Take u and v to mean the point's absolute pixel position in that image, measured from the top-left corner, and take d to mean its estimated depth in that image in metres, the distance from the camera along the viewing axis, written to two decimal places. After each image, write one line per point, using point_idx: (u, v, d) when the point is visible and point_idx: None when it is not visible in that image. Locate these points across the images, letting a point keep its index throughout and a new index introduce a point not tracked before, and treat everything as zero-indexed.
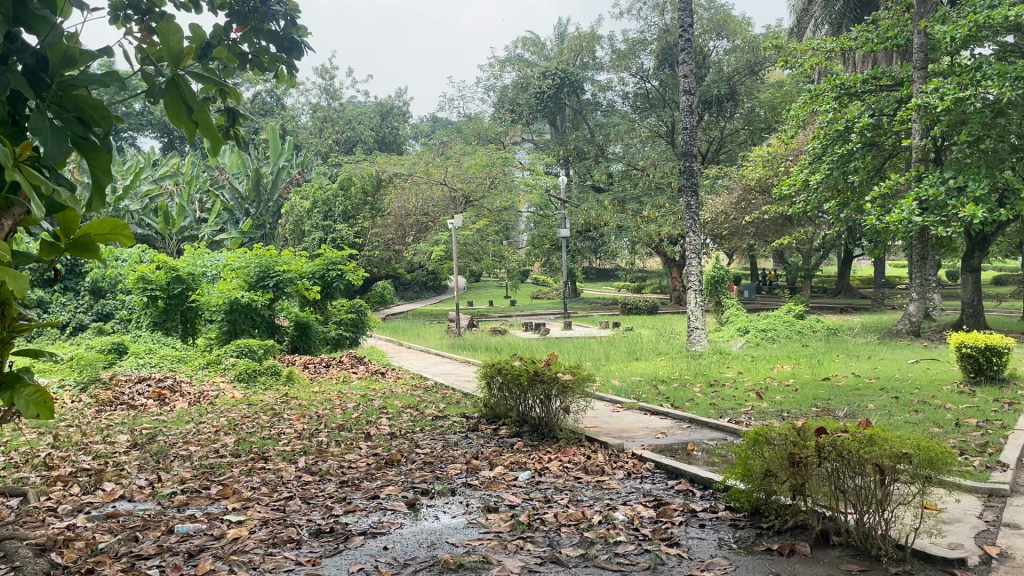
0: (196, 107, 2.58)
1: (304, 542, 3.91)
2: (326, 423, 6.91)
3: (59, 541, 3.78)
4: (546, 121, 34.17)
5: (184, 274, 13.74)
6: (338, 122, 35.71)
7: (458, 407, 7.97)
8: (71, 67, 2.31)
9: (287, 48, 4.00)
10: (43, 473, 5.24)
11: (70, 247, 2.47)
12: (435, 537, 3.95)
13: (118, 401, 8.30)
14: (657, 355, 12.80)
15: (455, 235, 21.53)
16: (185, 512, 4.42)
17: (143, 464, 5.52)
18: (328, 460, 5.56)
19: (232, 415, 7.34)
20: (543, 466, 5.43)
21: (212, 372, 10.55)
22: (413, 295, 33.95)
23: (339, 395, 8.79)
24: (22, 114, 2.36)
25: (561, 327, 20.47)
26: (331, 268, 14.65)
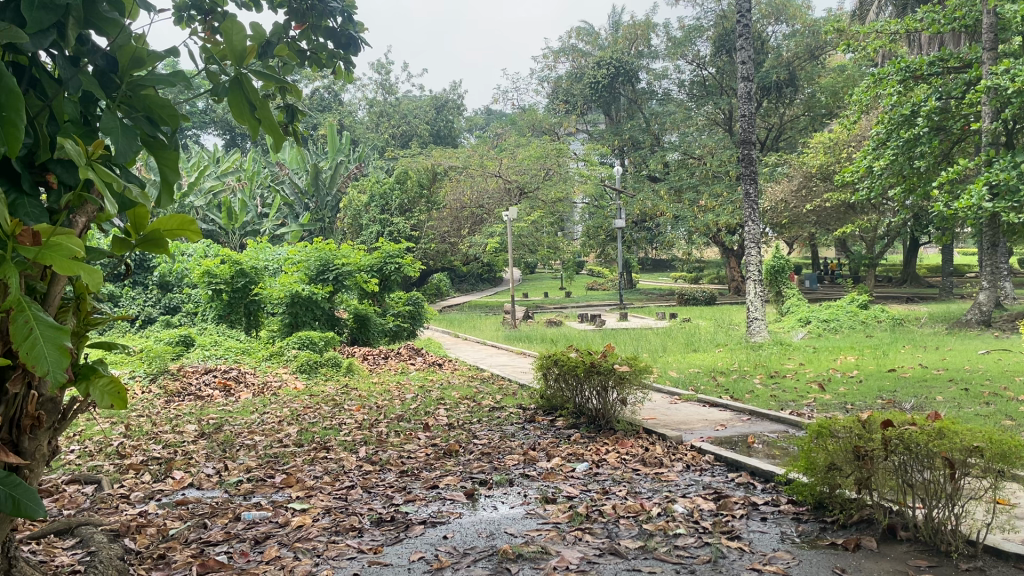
0: (259, 104, 2.70)
1: (366, 530, 3.98)
2: (385, 414, 7.01)
3: (132, 527, 3.93)
4: (601, 111, 33.95)
5: (247, 268, 14.05)
6: (394, 117, 36.11)
7: (514, 398, 8.00)
8: (140, 68, 2.41)
9: (344, 43, 4.04)
10: (116, 462, 5.44)
11: (140, 242, 2.56)
12: (494, 527, 3.98)
13: (186, 391, 8.56)
14: (716, 346, 12.64)
15: (510, 227, 21.53)
16: (251, 500, 4.54)
17: (210, 453, 5.68)
18: (388, 450, 5.64)
19: (295, 406, 7.50)
20: (600, 458, 5.41)
21: (274, 363, 10.79)
22: (468, 287, 34.12)
23: (397, 385, 8.92)
24: (93, 114, 2.43)
25: (617, 319, 20.35)
26: (389, 261, 14.82)
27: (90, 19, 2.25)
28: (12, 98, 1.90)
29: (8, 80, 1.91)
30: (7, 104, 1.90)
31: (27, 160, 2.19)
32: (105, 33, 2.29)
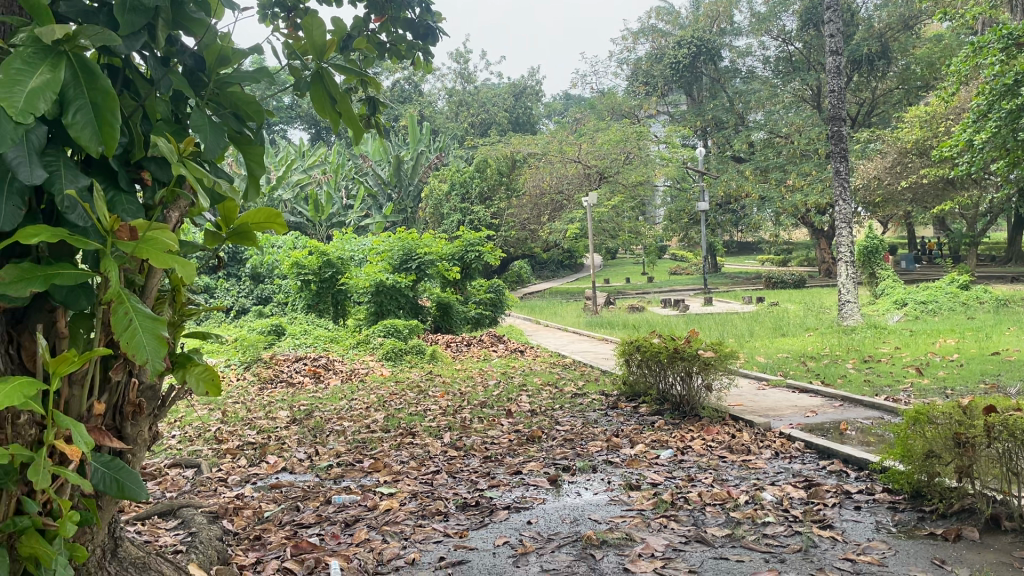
0: (340, 98, 2.79)
1: (451, 514, 4.03)
2: (469, 400, 7.09)
3: (230, 509, 4.10)
4: (683, 92, 33.36)
5: (334, 258, 14.46)
6: (473, 105, 36.37)
7: (596, 384, 7.98)
8: (226, 66, 2.51)
9: (423, 35, 4.10)
10: (214, 446, 5.68)
11: (231, 235, 2.65)
12: (578, 513, 3.97)
13: (278, 378, 8.88)
14: (806, 330, 12.28)
15: (591, 212, 21.36)
16: (341, 484, 4.66)
17: (302, 438, 5.86)
18: (472, 436, 5.70)
19: (381, 392, 7.67)
20: (686, 445, 5.34)
21: (361, 350, 11.04)
22: (549, 274, 34.06)
23: (480, 372, 9.02)
24: (183, 112, 2.54)
25: (701, 304, 19.99)
26: (469, 249, 14.96)
27: (178, 20, 2.35)
28: (108, 98, 2.00)
29: (103, 82, 2.01)
30: (104, 106, 2.00)
31: (124, 157, 2.30)
32: (192, 33, 2.38)
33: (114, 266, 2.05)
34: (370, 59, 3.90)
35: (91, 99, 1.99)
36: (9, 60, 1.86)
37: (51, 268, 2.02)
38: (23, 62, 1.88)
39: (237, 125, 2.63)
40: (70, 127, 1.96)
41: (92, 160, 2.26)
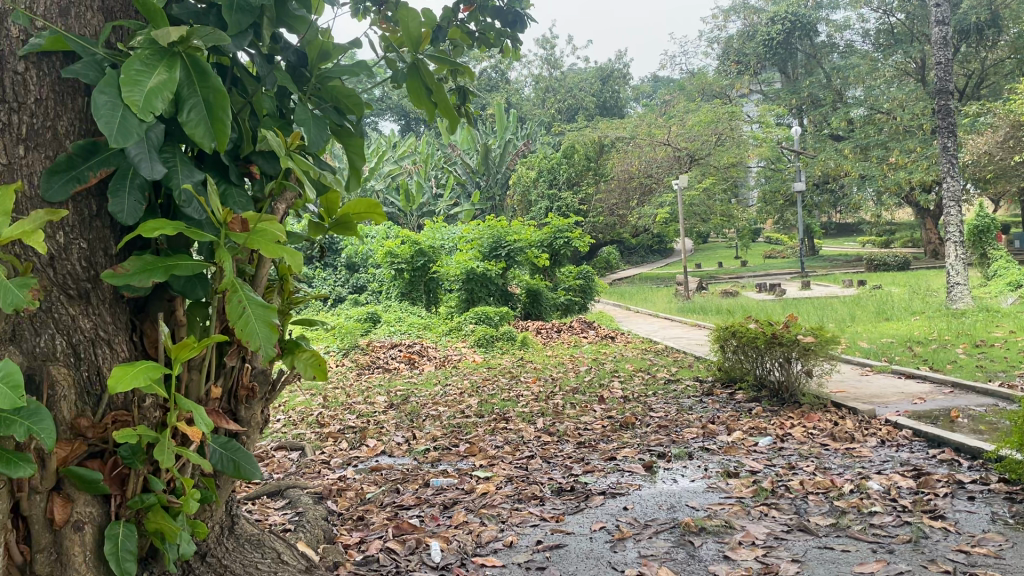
0: (435, 88, 2.85)
1: (547, 498, 4.06)
2: (561, 386, 7.11)
3: (334, 491, 4.27)
4: (776, 69, 32.41)
5: (426, 247, 14.75)
6: (560, 91, 36.20)
7: (690, 370, 7.88)
8: (327, 61, 2.59)
9: (511, 22, 4.13)
10: (317, 430, 5.88)
11: (333, 225, 2.73)
12: (675, 500, 3.94)
13: (375, 364, 9.13)
14: (912, 314, 11.76)
15: (681, 195, 20.93)
16: (438, 467, 4.76)
17: (399, 422, 6.00)
18: (565, 422, 5.72)
19: (475, 378, 7.79)
20: (785, 432, 5.21)
21: (454, 337, 11.21)
22: (639, 260, 33.62)
23: (571, 358, 9.03)
24: (288, 108, 2.63)
25: (798, 288, 19.37)
26: (558, 236, 14.94)
27: (282, 17, 2.43)
28: (219, 96, 2.09)
29: (215, 81, 2.10)
30: (216, 103, 2.09)
31: (235, 152, 2.41)
32: (295, 30, 2.46)
33: (229, 258, 2.16)
34: (461, 48, 3.93)
35: (203, 97, 2.09)
36: (130, 62, 1.97)
37: (171, 260, 2.14)
38: (142, 63, 1.98)
39: (337, 118, 2.71)
40: (185, 125, 2.06)
41: (204, 156, 2.37)
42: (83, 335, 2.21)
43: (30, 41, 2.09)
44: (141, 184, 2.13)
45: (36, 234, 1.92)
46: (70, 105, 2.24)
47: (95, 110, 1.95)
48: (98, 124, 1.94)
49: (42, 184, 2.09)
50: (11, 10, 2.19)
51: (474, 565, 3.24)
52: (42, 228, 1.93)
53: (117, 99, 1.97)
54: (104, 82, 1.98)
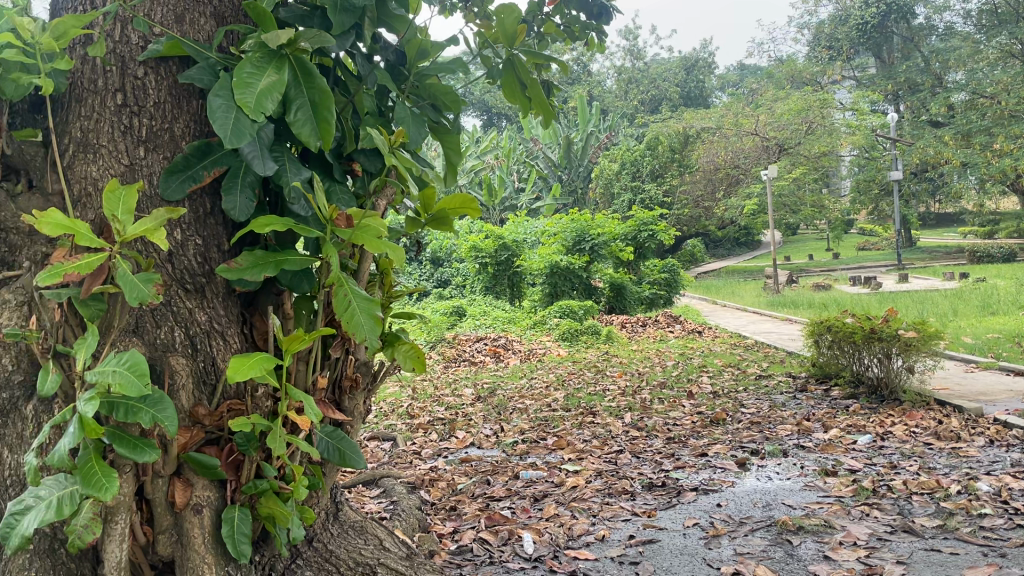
0: (529, 83, 2.89)
1: (638, 493, 4.04)
2: (647, 381, 7.05)
3: (426, 481, 4.36)
4: (871, 54, 31.28)
5: (509, 242, 14.88)
6: (643, 82, 35.73)
7: (781, 366, 7.69)
8: (425, 59, 2.65)
9: (597, 13, 4.07)
10: (408, 421, 6.02)
11: (430, 221, 2.77)
12: (770, 497, 3.86)
13: (462, 357, 9.25)
14: (1021, 308, 11.16)
15: (769, 186, 20.41)
16: (527, 460, 4.79)
17: (487, 415, 6.07)
18: (653, 417, 5.68)
19: (560, 372, 7.81)
20: (886, 430, 5.04)
21: (538, 331, 11.26)
22: (724, 253, 32.92)
23: (658, 353, 8.94)
24: (387, 106, 2.69)
25: (895, 281, 18.63)
26: (643, 229, 14.83)
27: (382, 18, 2.49)
28: (324, 96, 2.15)
29: (320, 81, 2.16)
30: (321, 102, 2.15)
31: (338, 150, 2.48)
32: (394, 30, 2.52)
33: (335, 252, 2.22)
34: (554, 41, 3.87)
35: (309, 97, 2.15)
36: (242, 65, 2.04)
37: (280, 254, 2.22)
38: (253, 66, 2.05)
39: (434, 115, 2.77)
40: (292, 124, 2.13)
41: (309, 154, 2.45)
42: (199, 328, 2.33)
43: (149, 47, 2.19)
44: (252, 181, 2.21)
45: (159, 231, 2.01)
46: (186, 107, 2.34)
47: (212, 112, 2.04)
48: (215, 127, 2.03)
49: (161, 184, 2.19)
50: (133, 18, 2.30)
51: (567, 557, 3.25)
52: (164, 224, 2.01)
53: (231, 101, 2.06)
54: (219, 86, 2.06)
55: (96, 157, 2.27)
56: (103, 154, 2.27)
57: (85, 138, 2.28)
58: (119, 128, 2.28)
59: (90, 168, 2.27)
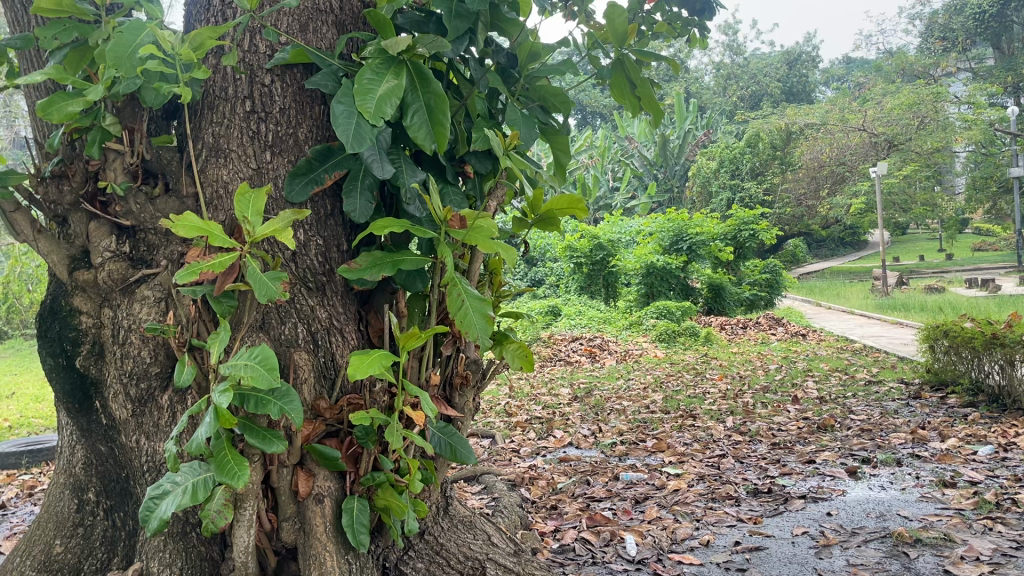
0: (639, 83, 2.91)
1: (743, 499, 3.96)
2: (749, 385, 6.89)
3: (526, 479, 4.41)
4: (990, 43, 29.57)
5: (604, 241, 14.90)
6: (743, 78, 34.92)
7: (893, 371, 7.39)
8: (536, 61, 2.67)
9: (699, 9, 3.94)
10: (505, 419, 6.09)
11: (537, 221, 2.78)
12: (884, 508, 3.72)
13: (558, 356, 9.27)
14: None
15: (877, 183, 19.56)
16: (627, 461, 4.76)
17: (584, 415, 6.06)
18: (757, 421, 5.55)
19: (658, 373, 7.74)
20: (1010, 441, 4.77)
21: (634, 332, 11.14)
22: (827, 254, 31.78)
23: (760, 356, 8.72)
24: (498, 108, 2.73)
25: (1016, 284, 17.61)
26: (743, 229, 14.48)
27: (495, 23, 2.53)
28: (439, 100, 2.20)
29: (436, 85, 2.21)
30: (436, 107, 2.20)
31: (451, 153, 2.54)
32: (507, 34, 2.55)
33: (449, 252, 2.27)
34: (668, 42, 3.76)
35: (425, 101, 2.21)
36: (363, 72, 2.11)
37: (397, 254, 2.28)
38: (373, 72, 2.12)
39: (544, 117, 2.80)
40: (409, 129, 2.19)
41: (423, 156, 2.51)
42: (321, 324, 2.43)
43: (276, 56, 2.29)
44: (370, 184, 2.28)
45: (285, 232, 2.09)
46: (309, 113, 2.44)
47: (335, 119, 2.12)
48: (338, 132, 2.10)
49: (285, 186, 2.29)
50: (262, 28, 2.41)
51: (671, 561, 3.21)
52: (290, 226, 2.09)
53: (353, 107, 2.13)
54: (341, 92, 2.14)
55: (226, 161, 2.39)
56: (232, 158, 2.39)
57: (216, 142, 2.40)
58: (248, 133, 2.40)
59: (221, 172, 2.39)
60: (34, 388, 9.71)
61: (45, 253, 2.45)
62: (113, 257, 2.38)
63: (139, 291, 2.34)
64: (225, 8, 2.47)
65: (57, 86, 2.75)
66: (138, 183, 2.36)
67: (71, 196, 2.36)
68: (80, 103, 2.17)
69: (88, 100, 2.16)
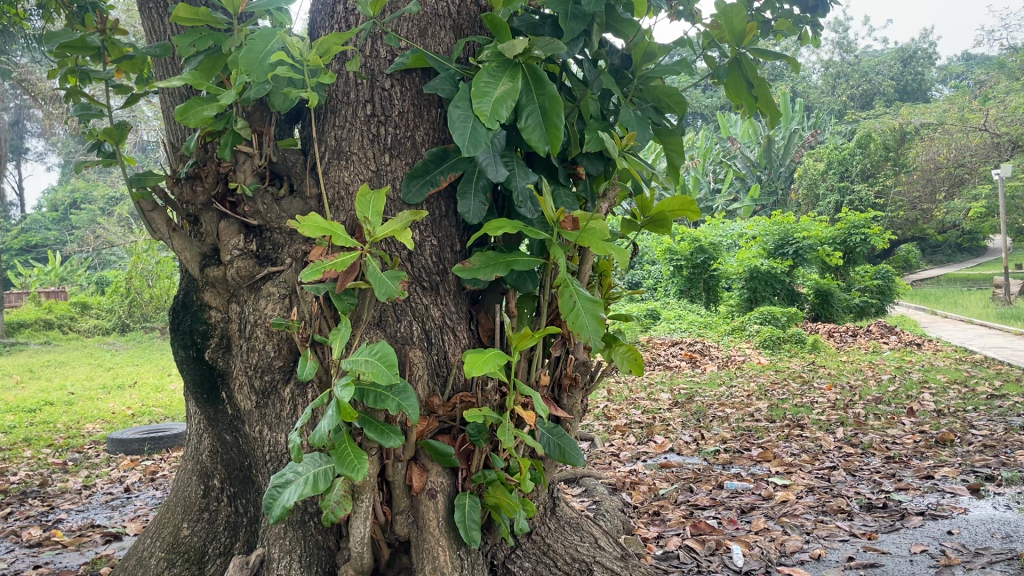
0: (756, 83, 2.87)
1: (856, 514, 3.81)
2: (860, 395, 6.62)
3: (627, 484, 4.39)
4: None
5: (706, 244, 14.65)
6: (853, 76, 33.60)
7: (1020, 386, 6.95)
8: (650, 62, 2.65)
9: (812, 6, 3.81)
10: (604, 422, 6.06)
11: (647, 223, 2.73)
12: (1011, 529, 3.51)
13: (657, 361, 9.16)
14: None
15: (1000, 186, 18.39)
16: (731, 470, 4.66)
17: (686, 421, 5.97)
18: (869, 433, 5.34)
19: (763, 380, 7.53)
20: None
21: (737, 338, 10.88)
22: (943, 260, 30.17)
23: (871, 365, 8.37)
24: (612, 109, 2.72)
25: None
26: (854, 232, 13.88)
27: (611, 23, 2.52)
28: (554, 101, 2.19)
29: (551, 87, 2.20)
30: (551, 108, 2.20)
31: (563, 154, 2.55)
32: (622, 34, 2.54)
33: (561, 253, 2.26)
34: (784, 39, 3.64)
35: (540, 103, 2.21)
36: (479, 75, 2.13)
37: (510, 255, 2.30)
38: (490, 75, 2.14)
39: (657, 117, 2.78)
40: (523, 130, 2.20)
41: (535, 159, 2.53)
42: (434, 322, 2.49)
43: (396, 60, 2.35)
44: (484, 186, 2.30)
45: (404, 232, 2.12)
46: (426, 116, 2.49)
47: (453, 123, 2.15)
48: (454, 135, 2.14)
49: (403, 188, 2.34)
50: (383, 33, 2.48)
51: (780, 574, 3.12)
52: (409, 226, 2.13)
53: (470, 111, 2.16)
54: (459, 96, 2.17)
55: (348, 163, 2.49)
56: (354, 161, 2.48)
57: (339, 145, 2.50)
58: (368, 136, 2.48)
59: (343, 174, 2.48)
60: (155, 378, 10.28)
61: (178, 250, 2.59)
62: (241, 255, 2.50)
63: (265, 287, 2.45)
64: (349, 15, 2.55)
65: (192, 91, 2.91)
66: (266, 184, 2.47)
67: (203, 196, 2.49)
68: (214, 108, 2.28)
69: (222, 105, 2.26)
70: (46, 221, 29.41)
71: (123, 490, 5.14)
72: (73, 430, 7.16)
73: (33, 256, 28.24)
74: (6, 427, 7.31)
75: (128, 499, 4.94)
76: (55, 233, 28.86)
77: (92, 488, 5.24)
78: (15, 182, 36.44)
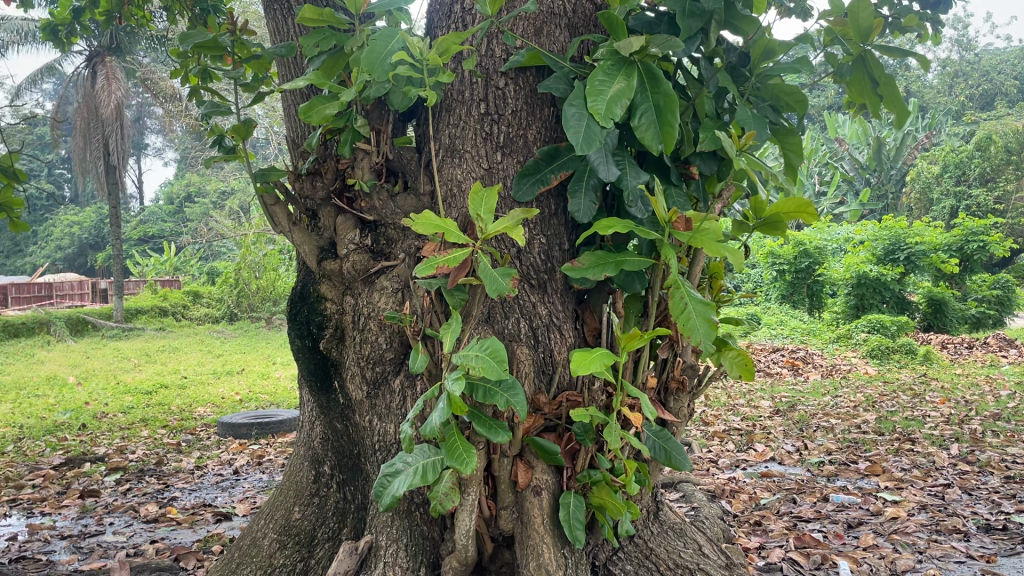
0: (882, 79, 2.77)
1: (974, 534, 3.62)
2: (977, 411, 6.27)
3: (727, 491, 4.31)
4: None
5: (810, 248, 14.24)
6: (973, 75, 32.03)
7: None
8: (769, 59, 2.58)
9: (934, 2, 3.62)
10: (703, 428, 5.96)
11: (761, 224, 2.65)
12: None
13: (756, 367, 8.97)
14: None
15: None
16: (837, 483, 4.51)
17: (788, 430, 5.79)
18: (988, 451, 5.05)
19: (870, 391, 7.23)
20: None
21: (842, 347, 10.51)
22: None
23: (989, 380, 7.91)
24: (726, 106, 2.66)
25: None
26: (971, 239, 13.25)
27: (729, 20, 2.46)
28: (669, 100, 2.16)
29: (666, 85, 2.17)
30: (665, 106, 2.16)
31: (676, 154, 2.52)
32: (741, 30, 2.47)
33: (671, 254, 2.22)
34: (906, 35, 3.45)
35: (654, 101, 2.18)
36: (595, 73, 2.13)
37: (619, 254, 2.28)
38: (604, 74, 2.13)
39: (774, 116, 2.71)
40: (636, 128, 2.18)
41: (646, 156, 2.51)
42: (541, 320, 2.50)
43: (511, 58, 2.37)
44: (595, 184, 2.29)
45: (516, 230, 2.12)
46: (539, 114, 2.50)
47: (566, 121, 2.15)
48: (569, 133, 2.14)
49: (514, 186, 2.36)
50: (500, 32, 2.50)
51: None
52: (520, 224, 2.13)
53: (584, 109, 2.15)
54: (573, 95, 2.17)
55: (461, 161, 2.53)
56: (467, 158, 2.51)
57: (453, 143, 2.55)
58: (481, 134, 2.51)
59: (457, 171, 2.53)
60: (260, 366, 10.73)
61: (297, 243, 2.68)
62: (356, 249, 2.57)
63: (379, 280, 2.52)
64: (466, 15, 2.58)
65: (313, 91, 3.02)
66: (382, 181, 2.53)
67: (323, 192, 2.57)
68: (336, 105, 2.35)
69: (343, 103, 2.33)
70: (163, 213, 31.13)
71: (232, 471, 5.38)
72: (186, 412, 7.54)
73: (151, 246, 29.98)
74: (126, 407, 7.77)
75: (236, 481, 5.16)
76: (170, 225, 30.47)
77: (203, 469, 5.50)
78: (136, 176, 38.73)
